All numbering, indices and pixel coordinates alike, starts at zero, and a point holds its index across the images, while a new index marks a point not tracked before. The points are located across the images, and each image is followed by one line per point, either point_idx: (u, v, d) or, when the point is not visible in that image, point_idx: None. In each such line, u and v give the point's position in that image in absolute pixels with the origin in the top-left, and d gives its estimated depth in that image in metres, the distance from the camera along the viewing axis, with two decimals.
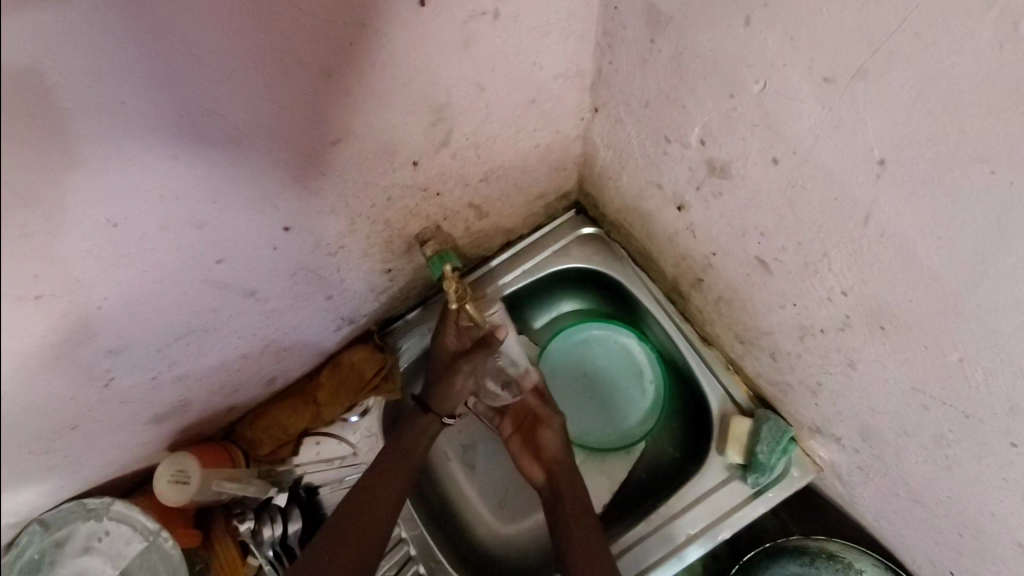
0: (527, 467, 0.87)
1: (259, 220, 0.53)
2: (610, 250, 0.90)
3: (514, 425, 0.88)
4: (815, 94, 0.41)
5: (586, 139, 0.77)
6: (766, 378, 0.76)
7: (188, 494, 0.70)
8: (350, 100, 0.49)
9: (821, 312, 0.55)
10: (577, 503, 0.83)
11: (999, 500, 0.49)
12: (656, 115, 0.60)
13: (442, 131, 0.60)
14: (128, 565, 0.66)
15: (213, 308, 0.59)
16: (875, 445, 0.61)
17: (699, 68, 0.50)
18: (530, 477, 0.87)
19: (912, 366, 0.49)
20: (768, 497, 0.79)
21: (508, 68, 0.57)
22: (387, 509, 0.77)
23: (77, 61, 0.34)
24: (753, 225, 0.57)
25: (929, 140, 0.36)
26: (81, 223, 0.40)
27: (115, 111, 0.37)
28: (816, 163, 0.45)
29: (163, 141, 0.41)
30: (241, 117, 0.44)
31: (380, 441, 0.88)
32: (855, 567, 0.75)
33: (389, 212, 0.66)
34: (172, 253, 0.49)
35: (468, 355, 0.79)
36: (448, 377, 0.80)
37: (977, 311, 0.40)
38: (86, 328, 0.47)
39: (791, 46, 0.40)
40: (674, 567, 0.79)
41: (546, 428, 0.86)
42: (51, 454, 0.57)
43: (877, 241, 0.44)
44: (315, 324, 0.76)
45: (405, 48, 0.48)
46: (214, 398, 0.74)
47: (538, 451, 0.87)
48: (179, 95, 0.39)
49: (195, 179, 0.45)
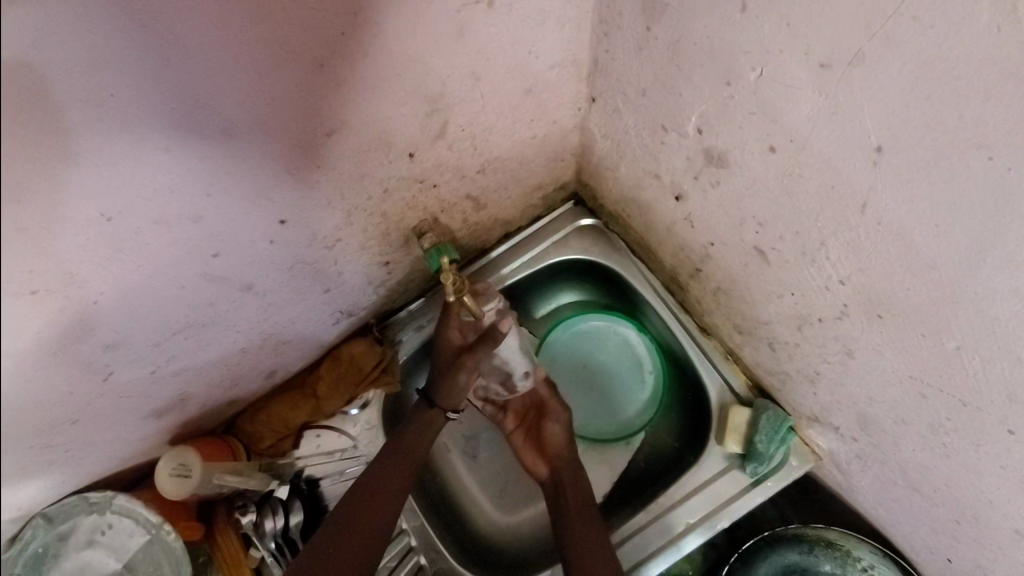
0: (531, 461, 0.88)
1: (254, 213, 0.53)
2: (610, 242, 0.90)
3: (519, 419, 0.88)
4: (813, 80, 0.41)
5: (584, 128, 0.76)
6: (765, 368, 0.76)
7: (190, 487, 0.70)
8: (343, 90, 0.49)
9: (819, 300, 0.55)
10: (580, 499, 0.83)
11: (995, 487, 0.49)
12: (653, 103, 0.60)
13: (437, 122, 0.59)
14: (132, 558, 0.67)
15: (210, 303, 0.59)
16: (873, 433, 0.61)
17: (695, 55, 0.50)
18: (534, 472, 0.88)
19: (909, 355, 0.49)
20: (767, 485, 0.79)
21: (503, 59, 0.57)
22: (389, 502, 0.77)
23: (64, 52, 0.34)
24: (751, 215, 0.57)
25: (926, 126, 0.36)
26: (72, 218, 0.40)
27: (103, 103, 0.37)
28: (813, 151, 0.44)
29: (152, 133, 0.40)
30: (232, 109, 0.43)
31: (381, 436, 0.90)
32: (854, 555, 0.76)
33: (386, 205, 0.66)
34: (168, 246, 0.49)
35: (472, 351, 0.78)
36: (453, 374, 0.79)
37: (974, 298, 0.40)
38: (83, 322, 0.47)
39: (788, 32, 0.40)
40: (673, 557, 0.79)
41: (552, 421, 0.86)
42: (52, 448, 0.57)
43: (874, 229, 0.44)
44: (314, 317, 0.76)
45: (397, 37, 0.48)
46: (214, 391, 0.74)
47: (541, 447, 0.87)
48: (167, 86, 0.39)
49: (187, 171, 0.45)
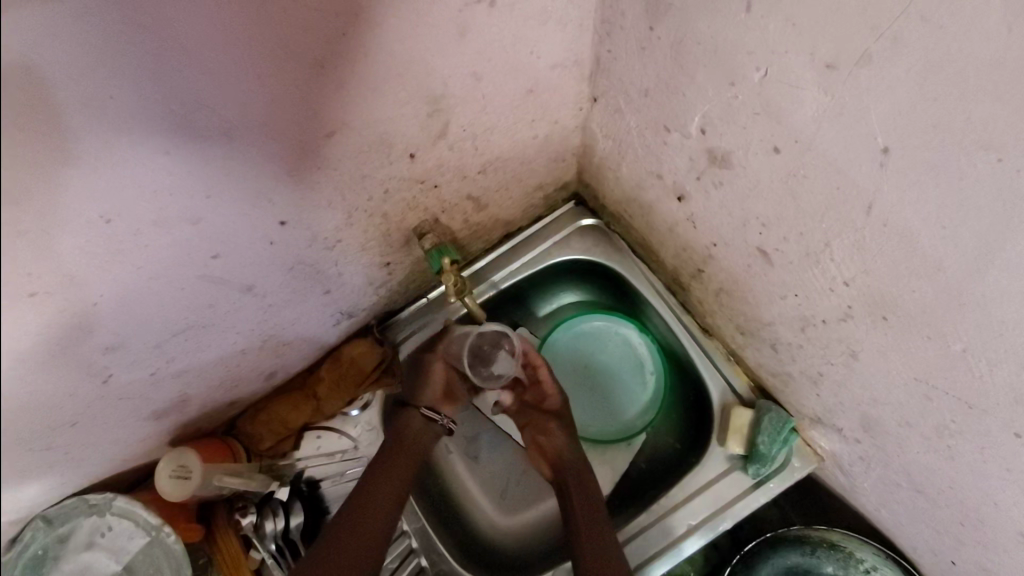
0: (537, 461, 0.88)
1: (254, 214, 0.53)
2: (611, 242, 0.90)
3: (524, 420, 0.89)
4: (818, 80, 0.40)
5: (585, 128, 0.76)
6: (768, 369, 0.76)
7: (190, 488, 0.70)
8: (344, 91, 0.48)
9: (822, 302, 0.55)
10: (588, 500, 0.81)
11: (1001, 490, 0.48)
12: (656, 104, 0.59)
13: (438, 122, 0.59)
14: (132, 560, 0.66)
15: (210, 304, 0.58)
16: (876, 435, 0.61)
17: (699, 55, 0.49)
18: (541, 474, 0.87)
19: (914, 357, 0.48)
20: (770, 487, 0.79)
21: (505, 59, 0.56)
22: (392, 505, 0.76)
23: (61, 53, 0.33)
24: (754, 215, 0.56)
25: (934, 127, 0.35)
26: (71, 218, 0.40)
27: (102, 104, 0.36)
28: (818, 152, 0.44)
29: (149, 134, 0.40)
30: (231, 109, 0.43)
31: (378, 439, 0.90)
32: (857, 556, 0.76)
33: (387, 206, 0.66)
34: (167, 248, 0.48)
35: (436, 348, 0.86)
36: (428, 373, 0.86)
37: (980, 300, 0.39)
38: (82, 324, 0.46)
39: (793, 32, 0.40)
40: (675, 559, 0.79)
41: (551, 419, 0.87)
42: (51, 450, 0.56)
43: (880, 230, 0.44)
44: (314, 318, 0.76)
45: (398, 37, 0.47)
46: (214, 393, 0.73)
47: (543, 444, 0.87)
48: (165, 87, 0.39)
49: (186, 172, 0.44)
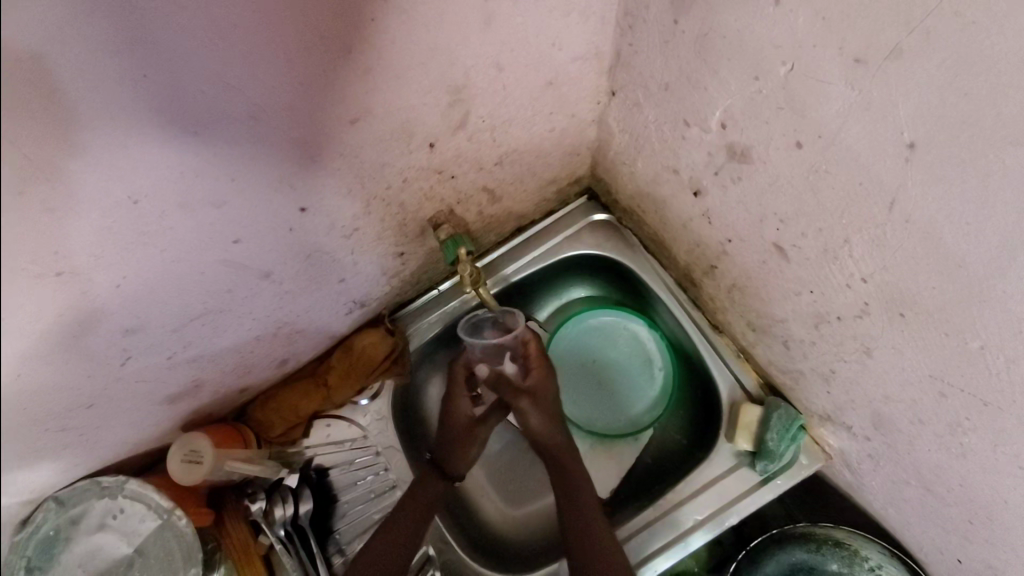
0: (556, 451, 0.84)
1: (276, 201, 0.53)
2: (623, 238, 0.90)
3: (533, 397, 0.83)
4: (846, 75, 0.40)
5: (601, 123, 0.76)
6: (778, 366, 0.76)
7: (201, 473, 0.71)
8: (369, 79, 0.49)
9: (839, 299, 0.55)
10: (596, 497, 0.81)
11: (1012, 488, 0.49)
12: (676, 98, 0.60)
13: (459, 112, 0.59)
14: (142, 543, 0.67)
15: (229, 289, 0.59)
16: (887, 432, 0.61)
17: (724, 49, 0.50)
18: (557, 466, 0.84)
19: (931, 354, 0.49)
20: (776, 484, 0.79)
21: (528, 50, 0.56)
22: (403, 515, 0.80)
23: (97, 33, 0.34)
24: (772, 211, 0.56)
25: (963, 123, 0.36)
26: (101, 200, 0.40)
27: (136, 85, 0.37)
28: (842, 148, 0.44)
29: (180, 117, 0.41)
30: (260, 94, 0.43)
31: (405, 459, 0.91)
32: (862, 554, 0.76)
33: (404, 195, 0.66)
34: (189, 233, 0.49)
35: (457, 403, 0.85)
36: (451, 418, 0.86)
37: (1002, 298, 0.40)
38: (103, 306, 0.47)
39: (822, 27, 0.40)
40: (679, 553, 0.80)
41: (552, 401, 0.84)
42: (68, 431, 0.57)
43: (903, 227, 0.44)
44: (329, 307, 0.76)
45: (424, 25, 0.48)
46: (228, 378, 0.74)
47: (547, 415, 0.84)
48: (199, 67, 0.39)
49: (213, 156, 0.45)
